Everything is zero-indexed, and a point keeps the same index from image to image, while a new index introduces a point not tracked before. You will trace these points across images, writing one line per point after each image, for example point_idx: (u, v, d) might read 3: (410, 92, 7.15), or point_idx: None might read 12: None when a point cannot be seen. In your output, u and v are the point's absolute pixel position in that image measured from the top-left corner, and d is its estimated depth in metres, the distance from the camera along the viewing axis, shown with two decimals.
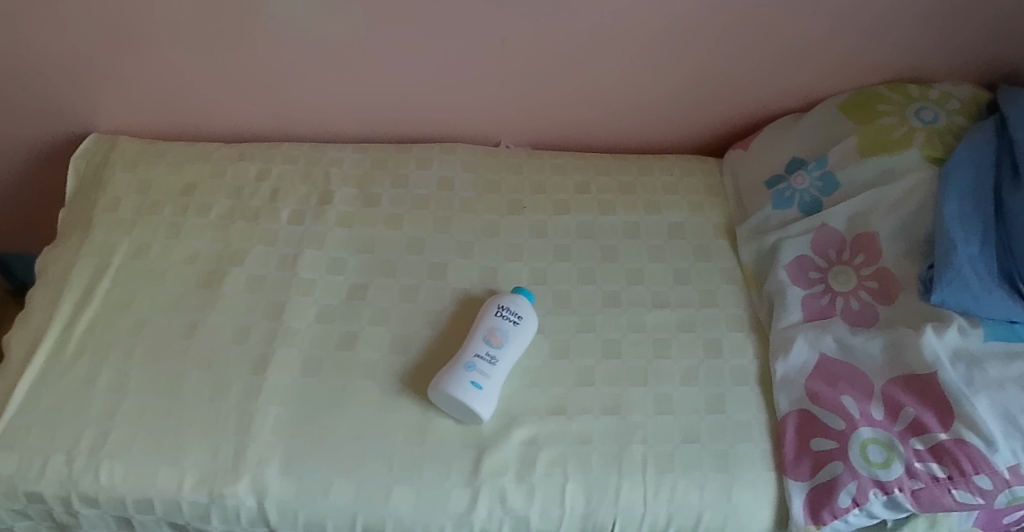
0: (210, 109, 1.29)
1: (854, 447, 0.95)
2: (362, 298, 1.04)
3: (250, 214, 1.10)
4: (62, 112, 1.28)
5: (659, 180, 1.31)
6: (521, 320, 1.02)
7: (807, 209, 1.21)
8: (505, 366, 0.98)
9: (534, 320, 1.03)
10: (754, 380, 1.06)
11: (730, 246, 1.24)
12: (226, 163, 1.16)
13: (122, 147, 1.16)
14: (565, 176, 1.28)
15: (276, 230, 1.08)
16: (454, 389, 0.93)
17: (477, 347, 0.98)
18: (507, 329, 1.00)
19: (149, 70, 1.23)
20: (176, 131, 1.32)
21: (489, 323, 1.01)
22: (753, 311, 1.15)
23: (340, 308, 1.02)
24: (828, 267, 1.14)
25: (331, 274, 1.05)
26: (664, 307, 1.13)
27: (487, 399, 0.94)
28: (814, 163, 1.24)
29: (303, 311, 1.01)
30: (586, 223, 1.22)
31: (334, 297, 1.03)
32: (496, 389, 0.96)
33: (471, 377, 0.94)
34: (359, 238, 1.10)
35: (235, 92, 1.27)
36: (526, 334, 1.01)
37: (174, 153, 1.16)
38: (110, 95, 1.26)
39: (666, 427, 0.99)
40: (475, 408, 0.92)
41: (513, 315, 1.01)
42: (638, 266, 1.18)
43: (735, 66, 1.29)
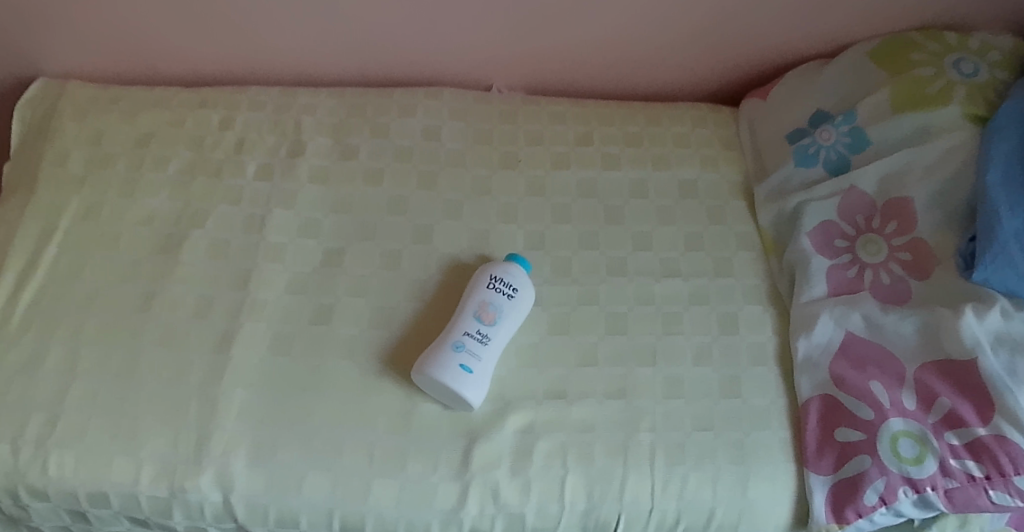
0: (171, 48, 1.16)
1: (883, 440, 0.88)
2: (339, 265, 0.93)
3: (213, 169, 0.98)
4: (7, 54, 1.16)
5: (669, 131, 1.20)
6: (517, 294, 0.91)
7: (833, 168, 1.10)
8: (499, 347, 0.88)
9: (531, 293, 0.93)
10: (773, 360, 0.97)
11: (746, 208, 1.12)
12: (187, 110, 1.04)
13: (72, 93, 1.04)
14: (564, 126, 1.16)
15: (242, 188, 0.97)
16: (440, 373, 0.83)
17: (467, 325, 0.88)
18: (500, 304, 0.90)
19: (101, 5, 1.10)
20: (134, 73, 1.19)
21: (480, 296, 0.91)
22: (772, 282, 1.05)
23: (313, 277, 0.92)
24: (856, 235, 1.04)
25: (304, 239, 0.95)
26: (675, 277, 1.03)
27: (479, 384, 0.85)
28: (841, 116, 1.12)
29: (272, 281, 0.91)
30: (587, 179, 1.11)
31: (307, 265, 0.93)
32: (489, 372, 0.86)
33: (460, 360, 0.85)
34: (334, 196, 0.99)
35: (197, 28, 1.14)
36: (522, 310, 0.91)
37: (129, 100, 1.04)
38: (59, 35, 1.14)
39: (676, 414, 0.91)
40: (463, 394, 0.83)
41: (508, 288, 0.91)
42: (645, 229, 1.07)
43: (754, 6, 1.17)
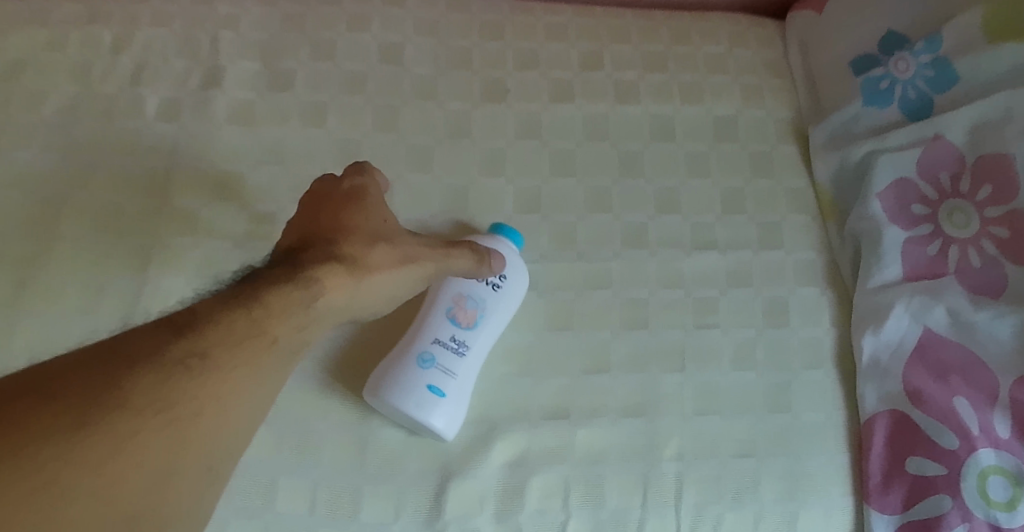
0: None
1: (968, 479, 0.69)
2: (268, 237, 0.72)
3: (103, 109, 0.75)
4: None
5: (701, 52, 0.93)
6: (504, 283, 0.70)
7: (910, 111, 0.87)
8: (480, 356, 0.69)
9: (524, 278, 0.71)
10: (831, 361, 0.77)
11: (800, 155, 0.89)
12: (69, 27, 0.79)
13: None
14: (566, 44, 0.89)
15: (141, 134, 0.75)
16: (400, 400, 0.65)
17: (439, 329, 0.68)
18: (483, 297, 0.69)
19: None
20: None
21: (457, 286, 0.69)
22: (830, 256, 0.83)
23: (232, 257, 0.70)
24: (939, 200, 0.81)
25: (220, 203, 0.73)
26: (710, 249, 0.80)
27: (452, 411, 0.66)
28: (922, 42, 0.87)
29: (177, 263, 0.70)
30: (595, 116, 0.85)
31: (225, 238, 0.71)
32: (467, 391, 0.67)
33: (428, 380, 0.66)
34: (264, 140, 0.76)
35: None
36: (512, 303, 0.70)
37: None
38: None
39: (708, 436, 0.71)
40: (430, 423, 0.65)
41: (494, 275, 0.70)
42: (672, 186, 0.82)
43: None
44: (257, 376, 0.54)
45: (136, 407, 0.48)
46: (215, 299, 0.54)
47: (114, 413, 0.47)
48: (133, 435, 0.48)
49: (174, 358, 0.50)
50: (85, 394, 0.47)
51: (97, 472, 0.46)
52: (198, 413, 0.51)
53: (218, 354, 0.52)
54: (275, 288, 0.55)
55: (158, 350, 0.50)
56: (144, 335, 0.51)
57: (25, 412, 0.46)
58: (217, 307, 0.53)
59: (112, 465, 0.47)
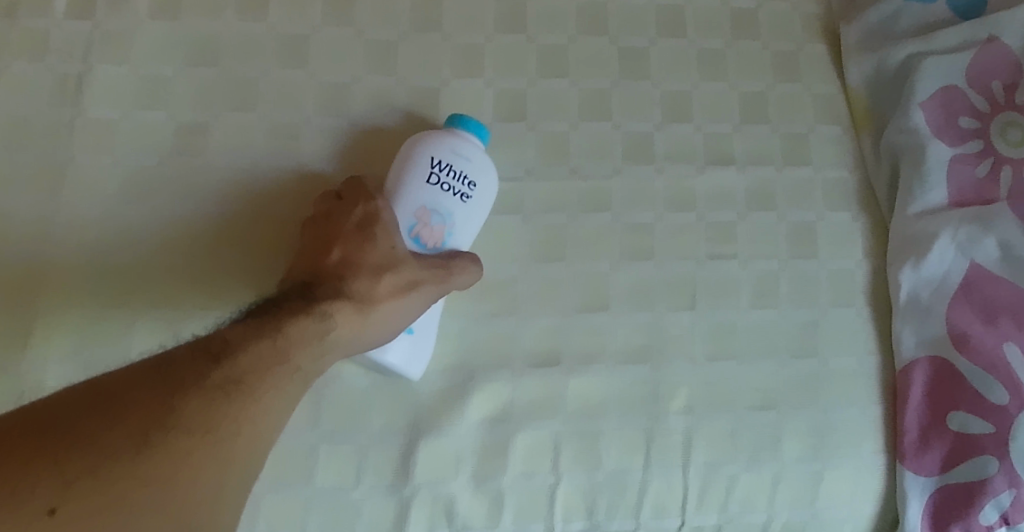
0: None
1: (1019, 439, 0.60)
2: (200, 149, 0.62)
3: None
4: None
5: None
6: (473, 192, 0.59)
7: (961, 7, 0.74)
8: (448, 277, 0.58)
9: (494, 185, 0.60)
10: (862, 297, 0.66)
11: (829, 54, 0.75)
12: None
13: None
14: None
15: (47, 31, 0.63)
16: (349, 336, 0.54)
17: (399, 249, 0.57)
18: (448, 210, 0.58)
19: None
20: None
21: (419, 196, 0.58)
22: (862, 176, 0.72)
23: (159, 178, 0.61)
24: (991, 113, 0.70)
25: (144, 110, 0.62)
26: (727, 166, 0.68)
27: (411, 347, 0.56)
28: None
29: (94, 183, 0.61)
30: (592, 5, 0.70)
31: (151, 152, 0.62)
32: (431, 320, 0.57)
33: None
34: (194, 33, 0.64)
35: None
36: (480, 214, 0.60)
37: None
38: None
39: (721, 386, 0.61)
40: (382, 360, 0.55)
41: (461, 182, 0.59)
42: (683, 89, 0.69)
43: None
44: (289, 402, 0.48)
45: (181, 428, 0.44)
46: (244, 322, 0.48)
47: (160, 433, 0.43)
48: (181, 458, 0.43)
49: (214, 382, 0.45)
50: (134, 415, 0.43)
51: (143, 490, 0.42)
52: (237, 435, 0.45)
53: (253, 381, 0.46)
54: (296, 316, 0.49)
55: (195, 373, 0.45)
56: (180, 358, 0.46)
57: (71, 428, 0.42)
58: (246, 333, 0.47)
59: (162, 492, 0.43)
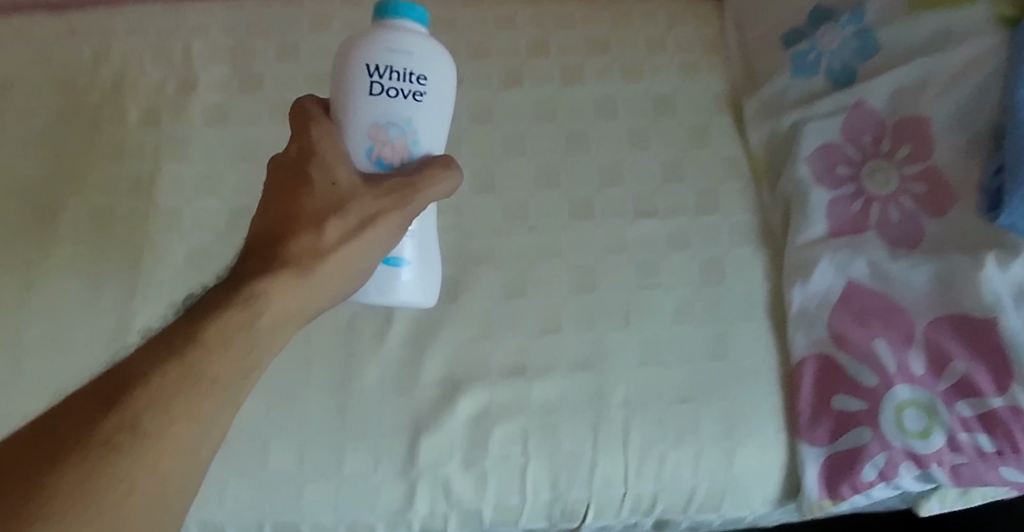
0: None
1: (886, 412, 0.77)
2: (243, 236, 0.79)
3: (90, 118, 0.84)
4: None
5: (641, 33, 1.02)
6: (424, 87, 0.66)
7: (837, 80, 0.93)
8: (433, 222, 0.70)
9: (440, 71, 0.66)
10: (763, 312, 0.85)
11: (735, 124, 0.98)
12: (57, 46, 0.89)
13: None
14: (514, 31, 1.00)
15: (127, 140, 0.83)
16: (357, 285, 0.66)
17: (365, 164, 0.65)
18: (402, 111, 0.65)
19: None
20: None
21: (371, 108, 0.65)
22: (763, 216, 0.91)
23: (217, 249, 0.78)
24: (862, 161, 0.89)
25: (203, 198, 0.81)
26: (650, 217, 0.88)
27: (414, 277, 0.68)
28: (848, 15, 0.93)
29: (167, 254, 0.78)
30: (544, 99, 0.95)
31: (210, 231, 0.79)
32: (429, 255, 0.70)
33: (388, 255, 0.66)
34: (235, 138, 0.84)
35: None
36: (434, 103, 0.67)
37: None
38: None
39: (652, 384, 0.79)
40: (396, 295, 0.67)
41: (405, 81, 0.65)
42: (616, 159, 0.91)
43: None
44: (203, 416, 0.49)
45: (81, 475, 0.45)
46: (145, 354, 0.50)
47: (55, 489, 0.44)
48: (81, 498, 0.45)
49: (106, 434, 0.46)
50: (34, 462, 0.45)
51: None
52: (131, 488, 0.46)
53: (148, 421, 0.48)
54: (217, 311, 0.53)
55: (89, 424, 0.47)
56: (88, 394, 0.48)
57: None
58: (148, 360, 0.50)
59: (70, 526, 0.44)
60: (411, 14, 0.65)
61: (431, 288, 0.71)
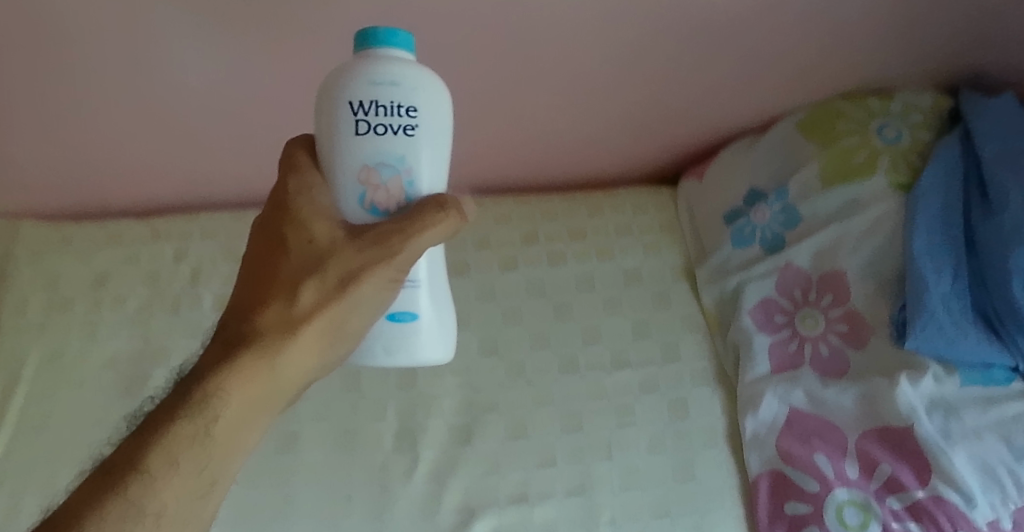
0: (100, 156, 1.17)
1: (829, 511, 0.92)
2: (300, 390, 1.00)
3: (170, 305, 1.06)
4: None
5: (611, 221, 1.25)
6: (412, 118, 0.73)
7: (769, 246, 1.18)
8: (438, 280, 0.78)
9: (426, 99, 0.73)
10: (724, 440, 1.01)
11: (691, 289, 1.19)
12: (141, 245, 1.11)
13: (23, 235, 1.11)
14: (509, 226, 1.20)
15: (202, 321, 1.04)
16: (366, 344, 0.75)
17: (355, 205, 0.73)
18: (390, 145, 0.73)
19: (45, 142, 1.15)
20: (78, 196, 1.22)
21: (361, 146, 0.73)
22: (717, 362, 1.09)
23: None
24: (794, 310, 1.09)
25: None
26: (625, 367, 1.06)
27: (428, 327, 0.77)
28: (775, 195, 1.21)
29: None
30: (535, 279, 1.15)
31: None
32: (435, 310, 0.77)
33: (390, 313, 0.74)
34: None
35: (131, 132, 1.16)
36: (424, 130, 0.74)
37: (81, 237, 1.11)
38: (10, 178, 1.18)
39: (634, 504, 0.94)
40: (418, 349, 0.76)
41: (390, 115, 0.72)
42: (595, 323, 1.10)
43: (677, 102, 1.28)
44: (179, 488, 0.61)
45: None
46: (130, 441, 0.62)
47: None
48: None
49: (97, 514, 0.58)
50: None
51: None
52: None
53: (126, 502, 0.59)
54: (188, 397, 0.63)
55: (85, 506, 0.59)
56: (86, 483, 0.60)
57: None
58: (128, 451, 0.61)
59: None
60: (393, 42, 0.73)
61: (443, 338, 0.78)
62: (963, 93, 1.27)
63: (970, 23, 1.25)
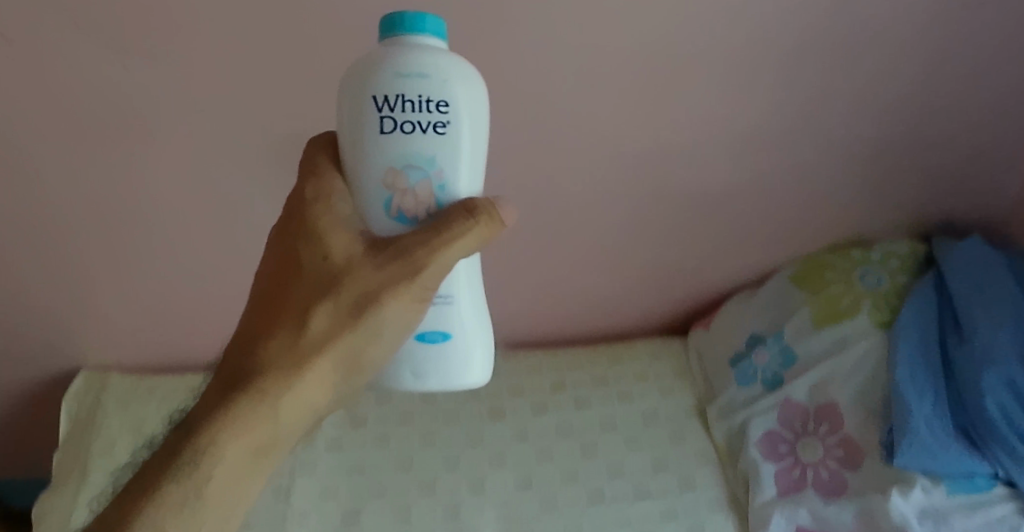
0: (189, 325, 1.37)
1: None
2: (359, 523, 1.16)
3: None
4: (53, 356, 1.37)
5: (630, 368, 1.40)
6: (441, 111, 0.77)
7: (770, 384, 1.31)
8: (469, 296, 0.82)
9: (455, 89, 0.77)
10: None
11: (702, 425, 1.33)
12: None
13: (112, 386, 1.33)
14: (540, 375, 1.38)
15: None
16: (398, 370, 0.79)
17: (383, 208, 0.78)
18: (419, 143, 0.77)
19: (135, 309, 1.35)
20: (166, 356, 1.41)
21: (390, 144, 0.77)
22: (729, 489, 1.24)
23: None
24: (796, 438, 1.23)
25: (326, 502, 1.18)
26: (645, 497, 1.21)
27: (459, 348, 0.81)
28: (772, 338, 1.35)
29: None
30: (563, 421, 1.31)
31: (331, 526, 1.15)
32: (466, 327, 0.82)
33: (418, 333, 0.79)
34: (356, 457, 1.24)
35: (217, 306, 1.36)
36: (452, 122, 0.78)
37: (162, 388, 1.33)
38: (101, 340, 1.37)
39: None
40: (449, 370, 0.81)
41: (417, 108, 0.76)
42: (618, 460, 1.25)
43: (683, 261, 1.45)
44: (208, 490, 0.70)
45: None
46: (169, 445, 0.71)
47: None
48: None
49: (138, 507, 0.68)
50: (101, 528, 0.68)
51: None
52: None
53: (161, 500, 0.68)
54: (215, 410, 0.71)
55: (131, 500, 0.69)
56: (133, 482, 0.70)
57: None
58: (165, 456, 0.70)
59: None
60: (417, 28, 0.77)
61: (478, 352, 0.83)
62: (936, 239, 1.41)
63: (938, 180, 1.41)
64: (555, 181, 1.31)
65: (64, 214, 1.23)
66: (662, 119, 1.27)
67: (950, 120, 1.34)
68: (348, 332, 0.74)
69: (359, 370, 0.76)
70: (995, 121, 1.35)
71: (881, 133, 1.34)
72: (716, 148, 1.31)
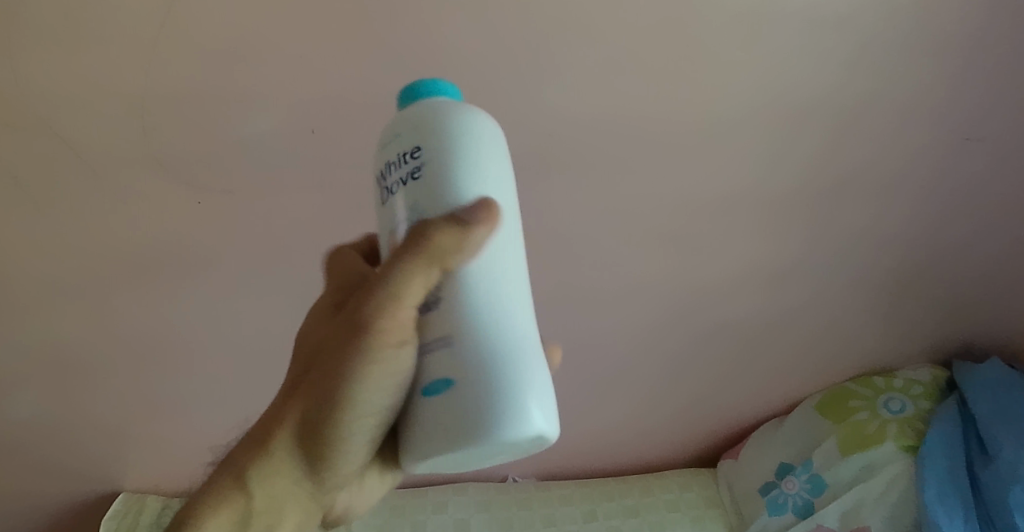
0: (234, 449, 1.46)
1: None
2: None
3: None
4: (99, 473, 1.46)
5: (661, 498, 1.44)
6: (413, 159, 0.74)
7: (802, 512, 1.33)
8: (473, 329, 0.71)
9: (421, 132, 0.74)
10: None
11: None
12: None
13: (152, 507, 1.45)
14: (573, 505, 1.43)
15: None
16: (411, 433, 0.72)
17: None
18: (402, 198, 0.74)
19: (181, 433, 1.43)
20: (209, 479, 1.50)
21: (385, 215, 0.76)
22: None
23: None
24: None
25: None
26: None
27: (464, 398, 0.69)
28: (801, 466, 1.37)
29: None
30: None
31: None
32: (474, 371, 0.70)
33: (423, 387, 0.72)
34: None
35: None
36: (426, 163, 0.74)
37: None
38: (145, 459, 1.45)
39: None
40: (465, 422, 0.69)
41: (397, 167, 0.75)
42: None
43: (709, 390, 1.49)
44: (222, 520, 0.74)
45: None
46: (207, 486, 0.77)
47: None
48: None
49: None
50: None
51: None
52: None
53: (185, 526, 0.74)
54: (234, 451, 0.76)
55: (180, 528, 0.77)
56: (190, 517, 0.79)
57: None
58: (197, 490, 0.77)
59: None
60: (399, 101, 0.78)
61: (514, 404, 0.69)
62: (957, 363, 1.43)
63: (957, 308, 1.44)
64: (582, 313, 1.36)
65: (113, 345, 1.31)
66: (683, 247, 1.31)
67: (965, 253, 1.38)
68: (326, 382, 0.73)
69: (348, 419, 0.73)
70: (1009, 254, 1.39)
71: (898, 261, 1.37)
72: (741, 280, 1.36)
